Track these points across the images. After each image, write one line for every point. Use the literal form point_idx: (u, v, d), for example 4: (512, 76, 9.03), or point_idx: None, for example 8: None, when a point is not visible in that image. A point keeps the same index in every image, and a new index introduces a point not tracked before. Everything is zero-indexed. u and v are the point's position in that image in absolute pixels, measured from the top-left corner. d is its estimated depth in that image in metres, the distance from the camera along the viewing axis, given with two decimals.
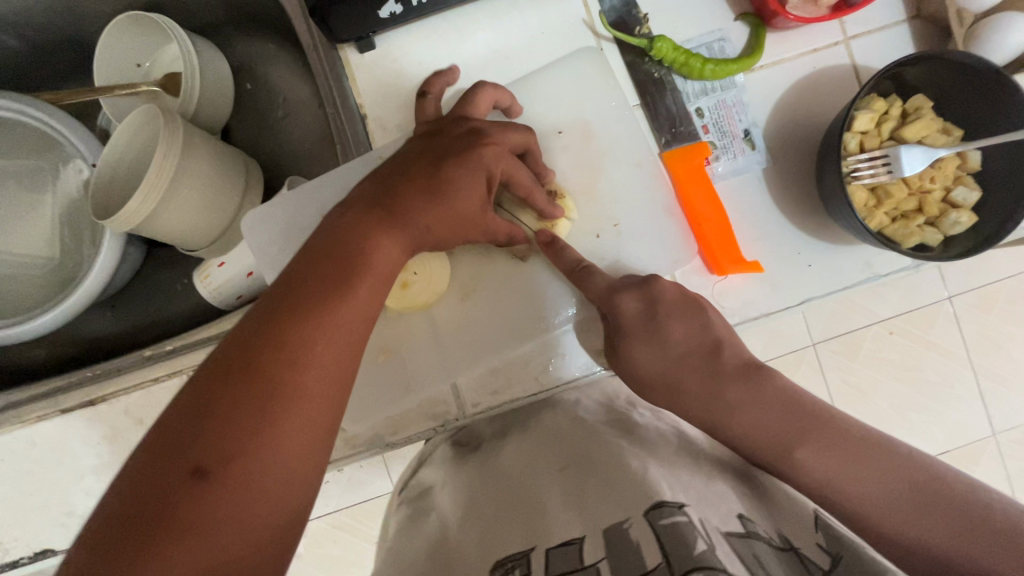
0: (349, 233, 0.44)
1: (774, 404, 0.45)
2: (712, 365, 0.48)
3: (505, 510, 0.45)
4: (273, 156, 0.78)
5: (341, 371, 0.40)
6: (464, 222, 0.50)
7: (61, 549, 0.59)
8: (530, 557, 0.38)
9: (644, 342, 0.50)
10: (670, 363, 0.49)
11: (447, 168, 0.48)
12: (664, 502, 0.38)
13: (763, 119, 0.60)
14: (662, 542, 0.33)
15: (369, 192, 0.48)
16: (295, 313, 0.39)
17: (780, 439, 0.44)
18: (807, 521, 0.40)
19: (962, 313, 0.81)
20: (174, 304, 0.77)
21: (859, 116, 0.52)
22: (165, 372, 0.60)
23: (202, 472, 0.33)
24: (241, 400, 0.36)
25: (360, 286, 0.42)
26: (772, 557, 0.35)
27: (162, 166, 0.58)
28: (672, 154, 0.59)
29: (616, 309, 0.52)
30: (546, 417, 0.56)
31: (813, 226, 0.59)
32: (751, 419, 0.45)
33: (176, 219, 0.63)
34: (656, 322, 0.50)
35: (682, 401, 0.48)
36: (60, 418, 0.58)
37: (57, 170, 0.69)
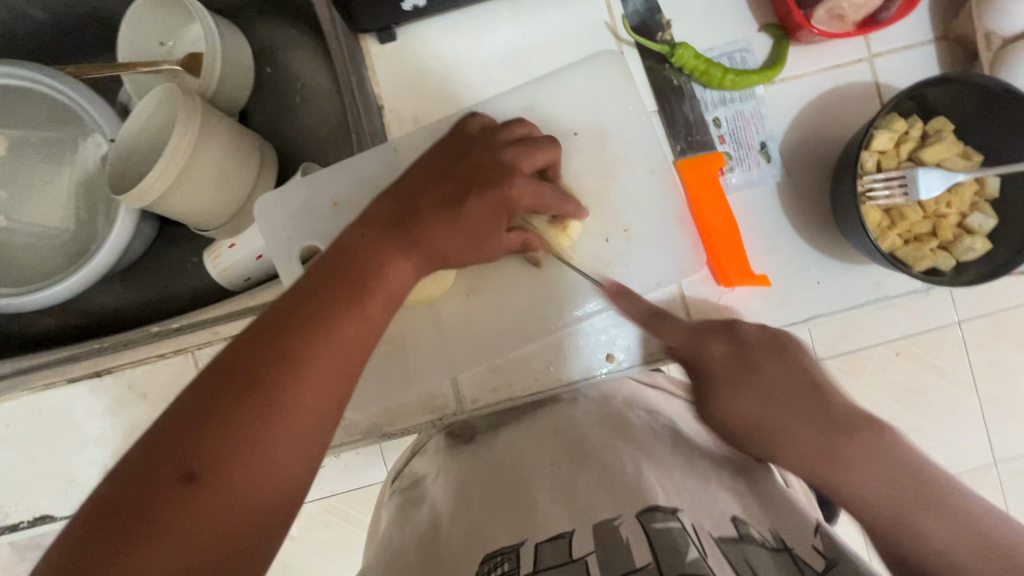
0: (367, 247, 0.45)
1: (880, 466, 0.40)
2: (814, 423, 0.44)
3: (494, 507, 0.45)
4: (288, 141, 0.78)
5: (342, 388, 0.40)
6: (480, 249, 0.52)
7: (59, 516, 0.60)
8: (518, 552, 0.37)
9: (745, 390, 0.48)
10: (768, 409, 0.46)
11: (471, 201, 0.50)
12: (657, 506, 0.38)
13: (779, 132, 0.59)
14: (654, 545, 0.33)
15: (390, 206, 0.49)
16: (304, 323, 0.40)
17: (898, 510, 0.39)
18: (805, 526, 0.39)
19: (969, 338, 0.79)
20: (183, 283, 0.78)
21: (878, 135, 0.52)
22: (168, 349, 0.60)
23: (191, 478, 0.33)
24: (240, 411, 0.36)
25: (371, 300, 0.43)
26: (767, 559, 0.35)
27: (177, 146, 0.59)
28: (686, 163, 0.59)
29: (706, 357, 0.51)
30: (550, 417, 0.56)
31: (824, 242, 0.59)
32: (865, 477, 0.40)
33: (188, 199, 0.63)
34: (750, 367, 0.49)
35: (791, 447, 0.44)
36: (67, 387, 0.59)
37: (76, 143, 0.69)
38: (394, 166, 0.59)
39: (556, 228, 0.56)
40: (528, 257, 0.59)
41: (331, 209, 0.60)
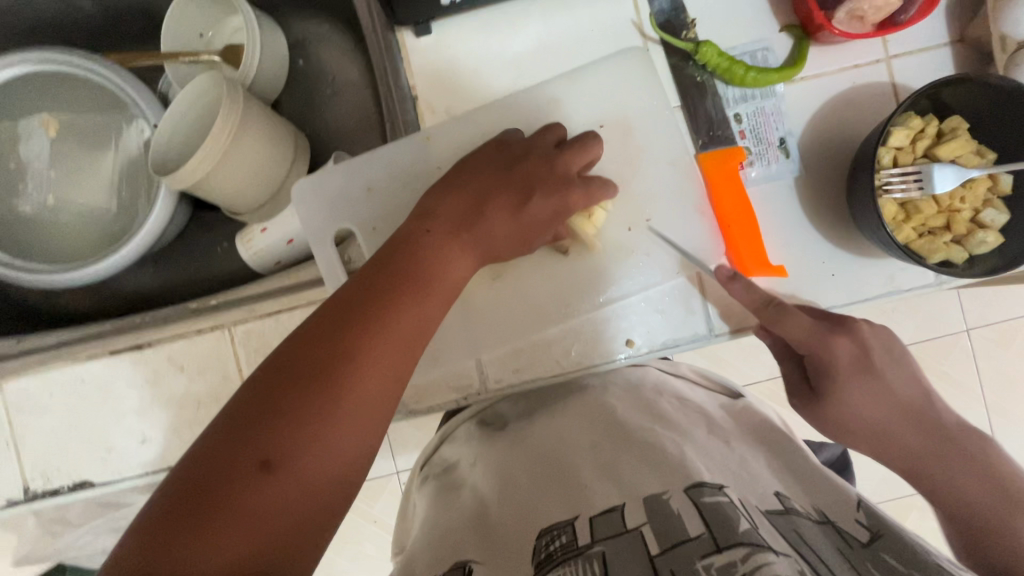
0: (420, 248, 0.50)
1: (992, 483, 0.47)
2: (937, 447, 0.49)
3: (541, 486, 0.49)
4: (318, 131, 0.81)
5: (394, 381, 0.45)
6: (534, 241, 0.57)
7: (98, 483, 0.62)
8: (574, 526, 0.41)
9: (861, 387, 0.51)
10: (896, 414, 0.51)
11: (534, 200, 0.56)
12: (704, 483, 0.42)
13: (798, 128, 0.62)
14: (705, 516, 0.37)
15: (448, 207, 0.54)
16: (363, 325, 0.45)
17: (989, 494, 0.47)
18: (848, 503, 0.44)
19: (978, 347, 0.87)
20: (214, 266, 0.81)
21: (895, 132, 0.54)
22: (206, 325, 0.62)
23: (267, 463, 0.38)
24: (308, 402, 0.41)
25: (422, 302, 0.48)
26: (813, 530, 0.39)
27: (221, 132, 0.61)
28: (708, 156, 0.61)
29: (833, 354, 0.52)
30: (580, 403, 0.58)
31: (839, 235, 0.61)
32: (974, 485, 0.47)
33: (227, 183, 0.66)
34: (874, 369, 0.52)
35: (893, 452, 0.51)
36: (109, 358, 0.62)
37: (120, 128, 0.72)
38: (427, 154, 0.62)
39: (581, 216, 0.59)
40: (556, 246, 0.61)
41: (365, 194, 0.63)
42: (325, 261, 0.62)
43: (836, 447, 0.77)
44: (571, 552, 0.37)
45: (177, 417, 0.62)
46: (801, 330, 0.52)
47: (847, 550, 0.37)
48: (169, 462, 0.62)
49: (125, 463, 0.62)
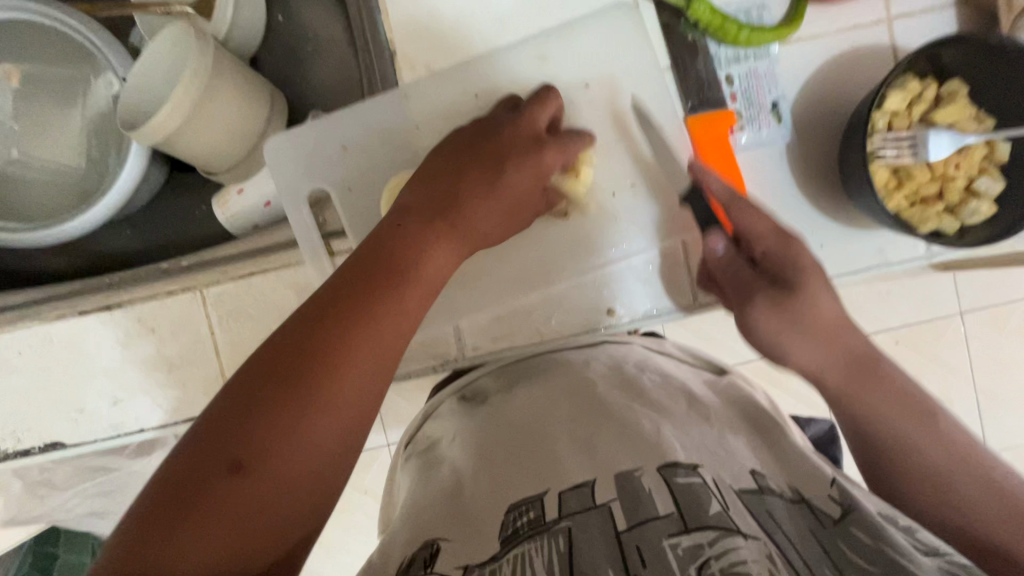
0: (411, 237, 0.48)
1: (912, 409, 0.46)
2: (863, 368, 0.48)
3: (515, 461, 0.46)
4: (300, 92, 0.78)
5: (376, 380, 0.42)
6: (521, 217, 0.56)
7: (70, 444, 0.62)
8: (543, 500, 0.40)
9: (821, 290, 0.51)
10: (840, 329, 0.50)
11: (514, 173, 0.54)
12: (679, 462, 0.41)
13: (792, 92, 0.59)
14: (676, 496, 0.37)
15: (436, 188, 0.52)
16: (345, 322, 0.42)
17: (900, 423, 0.46)
18: (824, 480, 0.43)
19: (973, 331, 0.85)
20: (192, 229, 0.79)
21: (891, 95, 0.51)
22: (177, 286, 0.61)
23: (237, 467, 0.36)
24: (284, 403, 0.39)
25: (408, 297, 0.45)
26: (785, 510, 0.38)
27: (187, 88, 0.58)
28: (696, 119, 0.58)
29: (797, 257, 0.53)
30: (554, 372, 0.56)
31: (830, 205, 0.59)
32: (888, 410, 0.46)
33: (197, 141, 0.64)
34: (828, 282, 0.52)
35: (828, 366, 0.50)
36: (78, 318, 0.60)
37: (87, 81, 0.69)
38: (404, 112, 0.60)
39: (565, 177, 0.58)
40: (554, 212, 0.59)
41: (341, 152, 0.61)
42: (301, 223, 0.61)
43: (823, 423, 0.76)
44: (538, 529, 0.37)
45: (148, 379, 0.61)
46: (764, 221, 0.54)
47: (818, 530, 0.36)
48: (141, 424, 0.61)
49: (97, 425, 0.61)
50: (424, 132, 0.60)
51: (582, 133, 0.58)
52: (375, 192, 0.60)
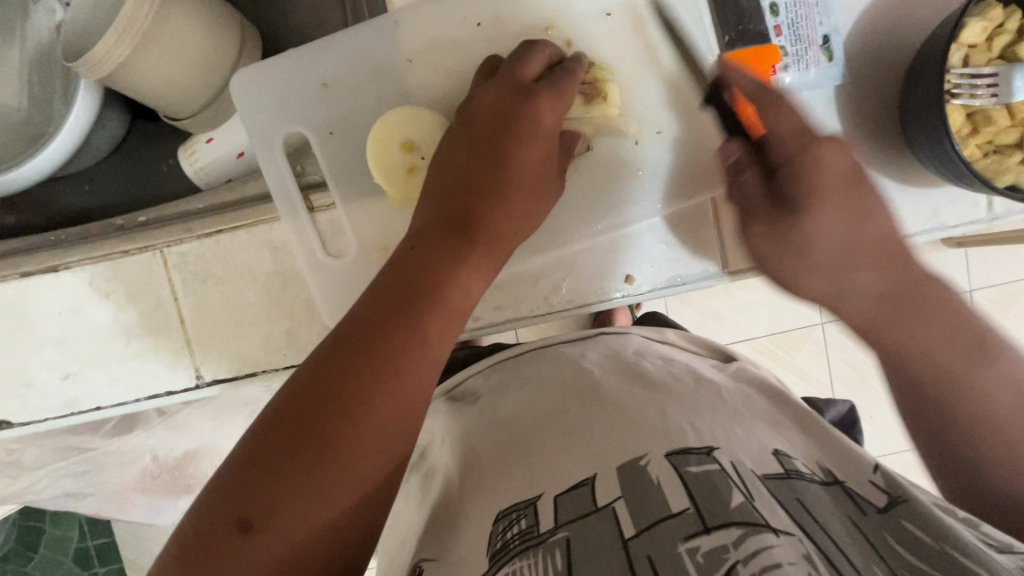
0: (431, 264, 0.43)
1: (963, 346, 0.41)
2: (905, 298, 0.43)
3: (504, 462, 0.43)
4: (275, 28, 0.66)
5: (397, 425, 0.39)
6: (541, 203, 0.48)
7: (17, 423, 0.55)
8: (538, 506, 0.37)
9: (836, 209, 0.46)
10: (857, 249, 0.45)
11: (529, 156, 0.47)
12: (690, 448, 0.37)
13: (846, 24, 0.51)
14: (692, 490, 0.32)
15: (442, 193, 0.46)
16: (363, 367, 0.39)
17: (959, 361, 0.40)
18: (863, 467, 0.37)
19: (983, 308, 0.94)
20: (156, 184, 0.70)
21: (971, 24, 0.44)
22: (135, 246, 0.53)
23: (246, 525, 0.35)
24: (296, 455, 0.36)
25: (433, 333, 0.41)
26: (820, 496, 0.33)
27: (136, 10, 0.49)
28: (734, 56, 0.50)
29: (818, 163, 0.46)
30: (541, 365, 0.53)
31: (884, 158, 0.51)
32: (935, 343, 0.41)
33: (156, 77, 0.55)
34: (859, 196, 0.46)
35: (851, 294, 0.45)
36: (20, 281, 0.53)
37: (26, 9, 0.60)
38: (393, 42, 0.51)
39: (591, 109, 0.51)
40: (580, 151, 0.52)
41: (320, 90, 0.52)
42: (274, 175, 0.53)
43: (843, 405, 0.69)
44: (532, 540, 0.33)
45: (104, 351, 0.54)
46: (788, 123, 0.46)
47: (860, 519, 0.32)
48: (97, 401, 0.54)
49: (47, 402, 0.54)
50: (417, 66, 0.51)
51: (570, 64, 0.48)
52: (360, 138, 0.52)
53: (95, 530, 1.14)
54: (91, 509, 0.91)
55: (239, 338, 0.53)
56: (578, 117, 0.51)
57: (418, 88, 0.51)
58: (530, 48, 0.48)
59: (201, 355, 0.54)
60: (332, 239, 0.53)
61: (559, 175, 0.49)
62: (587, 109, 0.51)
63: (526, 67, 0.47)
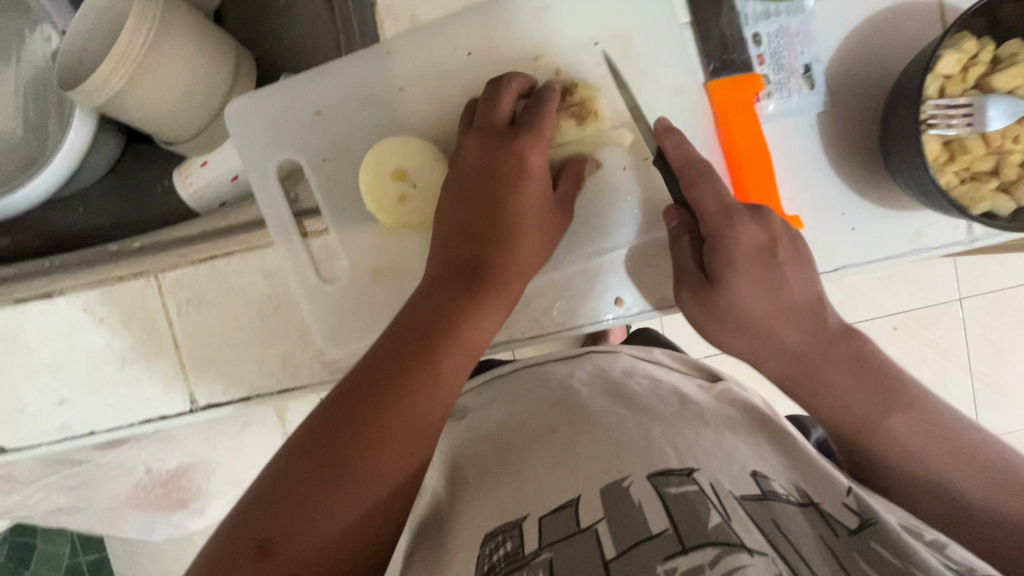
0: (445, 297, 0.44)
1: (873, 391, 0.43)
2: (821, 354, 0.44)
3: (490, 479, 0.44)
4: (269, 52, 0.67)
5: (412, 454, 0.40)
6: (553, 233, 0.49)
7: (10, 448, 0.55)
8: (522, 528, 0.37)
9: (753, 281, 0.45)
10: (773, 320, 0.45)
11: (537, 190, 0.48)
12: (672, 469, 0.37)
13: (827, 52, 0.52)
14: (671, 510, 0.33)
15: (453, 226, 0.48)
16: (379, 397, 0.40)
17: (873, 404, 0.43)
18: (837, 488, 0.38)
19: (970, 317, 0.92)
20: (150, 205, 0.70)
21: (945, 56, 0.45)
22: (129, 272, 0.53)
23: (264, 550, 0.35)
24: (314, 482, 0.37)
25: (448, 365, 0.42)
26: (795, 516, 0.34)
27: (131, 39, 0.50)
28: (718, 84, 0.52)
29: (733, 237, 0.45)
30: (529, 384, 0.53)
31: (865, 182, 0.53)
32: (850, 390, 0.43)
33: (151, 104, 0.55)
34: (778, 267, 0.45)
35: (771, 358, 0.45)
36: (14, 307, 0.53)
37: (23, 35, 0.61)
38: (386, 70, 0.52)
39: (586, 129, 0.51)
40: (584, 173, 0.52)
41: (313, 117, 0.53)
42: (268, 201, 0.53)
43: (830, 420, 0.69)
44: (516, 562, 0.34)
45: (98, 375, 0.54)
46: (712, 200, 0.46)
47: (831, 539, 0.33)
48: (90, 426, 0.54)
49: (40, 426, 0.54)
50: (409, 93, 0.52)
51: (546, 94, 0.49)
52: (353, 163, 0.53)
53: (87, 546, 1.14)
54: (84, 527, 0.90)
55: (232, 362, 0.54)
56: (574, 139, 0.52)
57: (410, 114, 0.52)
58: (503, 85, 0.49)
59: (195, 379, 0.54)
60: (326, 263, 0.54)
61: (565, 203, 0.50)
62: (581, 131, 0.51)
63: (503, 104, 0.49)
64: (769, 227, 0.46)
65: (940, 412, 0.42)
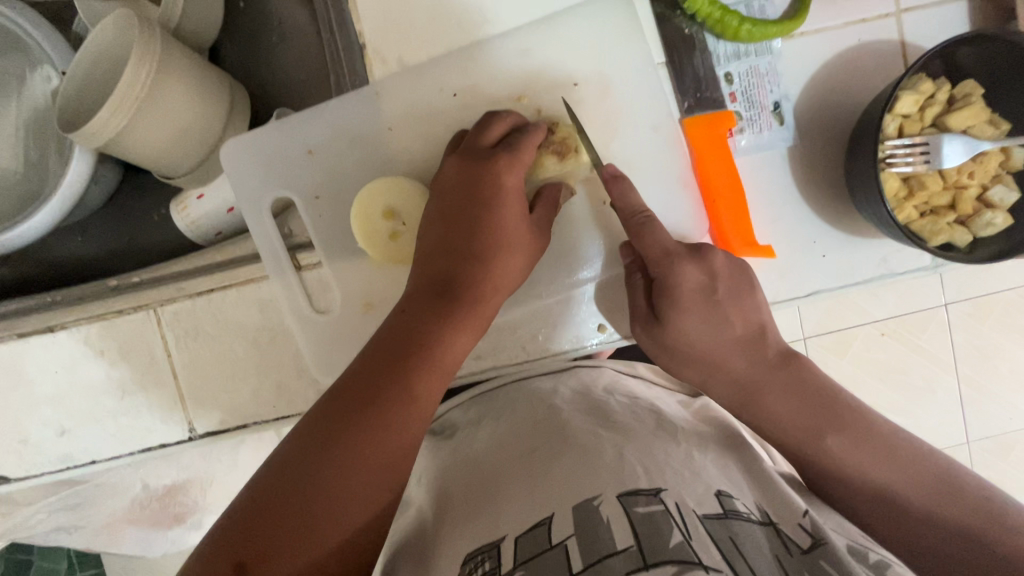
0: (419, 322, 0.46)
1: (813, 411, 0.49)
2: (765, 375, 0.51)
3: (473, 502, 0.46)
4: (264, 86, 0.70)
5: (386, 474, 0.42)
6: (526, 253, 0.51)
7: (13, 477, 0.57)
8: (500, 548, 0.38)
9: (697, 316, 0.52)
10: (716, 350, 0.52)
11: (510, 216, 0.50)
12: (640, 489, 0.39)
13: (795, 89, 0.55)
14: (637, 529, 0.34)
15: (427, 249, 0.50)
16: (352, 417, 0.42)
17: (813, 424, 0.48)
18: (795, 510, 0.40)
19: (954, 321, 0.76)
20: (149, 234, 0.72)
21: (903, 97, 0.48)
22: (129, 305, 0.55)
23: (241, 567, 0.38)
24: (291, 502, 0.39)
25: (421, 389, 0.44)
26: (754, 535, 0.36)
27: (132, 80, 0.52)
28: (693, 121, 0.54)
29: (678, 281, 0.51)
30: (514, 401, 0.55)
31: (833, 211, 0.55)
32: (790, 412, 0.49)
33: (148, 142, 0.57)
34: (717, 303, 0.51)
35: (718, 383, 0.52)
36: (17, 342, 0.55)
37: (23, 76, 0.63)
38: (375, 111, 0.54)
39: (566, 163, 0.53)
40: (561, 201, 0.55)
41: (306, 156, 0.55)
42: (262, 236, 0.55)
43: None
44: None
45: (99, 406, 0.56)
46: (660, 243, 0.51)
47: (786, 559, 0.34)
48: (91, 455, 0.56)
49: (42, 456, 0.56)
50: (398, 133, 0.54)
51: (530, 128, 0.51)
52: (344, 199, 0.55)
53: (85, 564, 1.15)
54: (83, 545, 0.92)
55: (229, 391, 0.56)
56: (556, 173, 0.53)
57: (399, 153, 0.55)
58: (490, 119, 0.52)
59: (192, 408, 0.56)
60: (319, 295, 0.56)
61: (542, 230, 0.52)
62: (563, 166, 0.53)
63: (489, 136, 0.51)
64: (715, 268, 0.52)
65: (878, 428, 0.47)
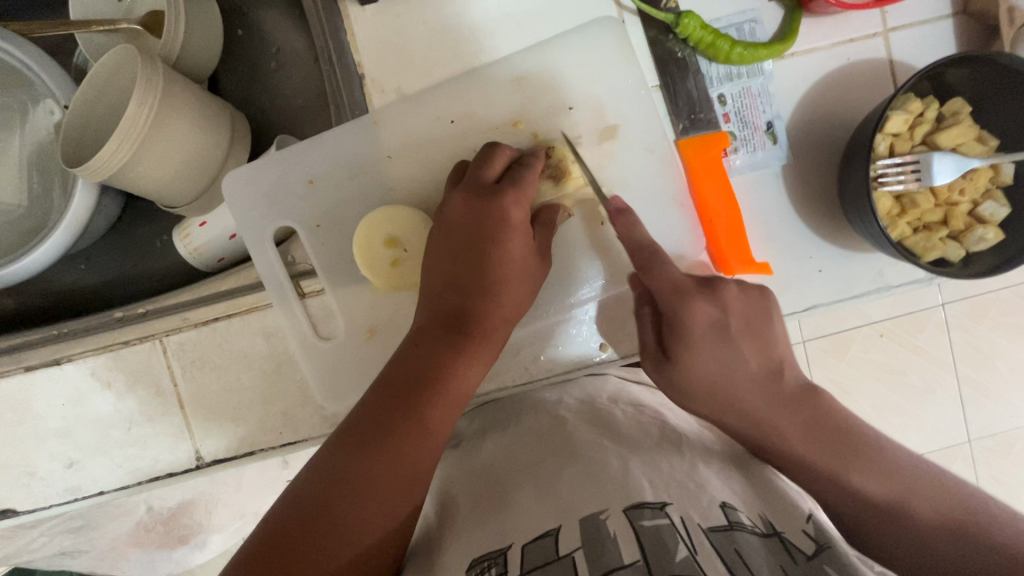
0: (429, 352, 0.47)
1: (836, 444, 0.47)
2: (791, 408, 0.48)
3: (480, 511, 0.46)
4: (264, 113, 0.70)
5: (396, 503, 0.42)
6: (531, 285, 0.51)
7: (21, 510, 0.57)
8: (506, 556, 0.38)
9: (709, 354, 0.50)
10: (727, 387, 0.49)
11: (514, 244, 0.50)
12: (645, 502, 0.39)
13: (787, 109, 0.56)
14: (643, 545, 0.34)
15: (436, 282, 0.50)
16: (367, 454, 0.42)
17: (833, 459, 0.46)
18: (799, 517, 0.41)
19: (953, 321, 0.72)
20: (152, 261, 0.73)
21: (894, 117, 0.49)
22: (136, 336, 0.56)
23: None
24: (305, 533, 0.39)
25: (433, 420, 0.45)
26: (757, 546, 0.36)
27: (134, 115, 0.52)
28: (688, 141, 0.55)
29: (688, 318, 0.49)
30: (518, 413, 0.55)
31: (828, 227, 0.56)
32: (808, 447, 0.47)
33: (152, 174, 0.57)
34: (731, 338, 0.50)
35: (736, 423, 0.49)
36: (24, 375, 0.56)
37: (27, 109, 0.63)
38: (375, 141, 0.55)
39: (561, 187, 0.54)
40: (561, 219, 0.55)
41: (307, 187, 0.56)
42: (265, 265, 0.56)
43: None
44: None
45: (106, 437, 0.56)
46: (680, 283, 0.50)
47: (790, 566, 0.35)
48: (98, 486, 0.56)
49: (50, 488, 0.56)
50: (397, 161, 0.55)
51: (530, 159, 0.52)
52: (346, 225, 0.56)
53: None
54: (84, 569, 0.91)
55: (234, 417, 0.56)
56: (553, 197, 0.54)
57: (399, 181, 0.56)
58: (492, 150, 0.52)
59: (199, 435, 0.56)
60: (323, 322, 0.57)
61: (543, 256, 0.52)
62: (559, 190, 0.54)
63: (491, 168, 0.51)
64: (729, 304, 0.50)
65: (902, 463, 0.46)
